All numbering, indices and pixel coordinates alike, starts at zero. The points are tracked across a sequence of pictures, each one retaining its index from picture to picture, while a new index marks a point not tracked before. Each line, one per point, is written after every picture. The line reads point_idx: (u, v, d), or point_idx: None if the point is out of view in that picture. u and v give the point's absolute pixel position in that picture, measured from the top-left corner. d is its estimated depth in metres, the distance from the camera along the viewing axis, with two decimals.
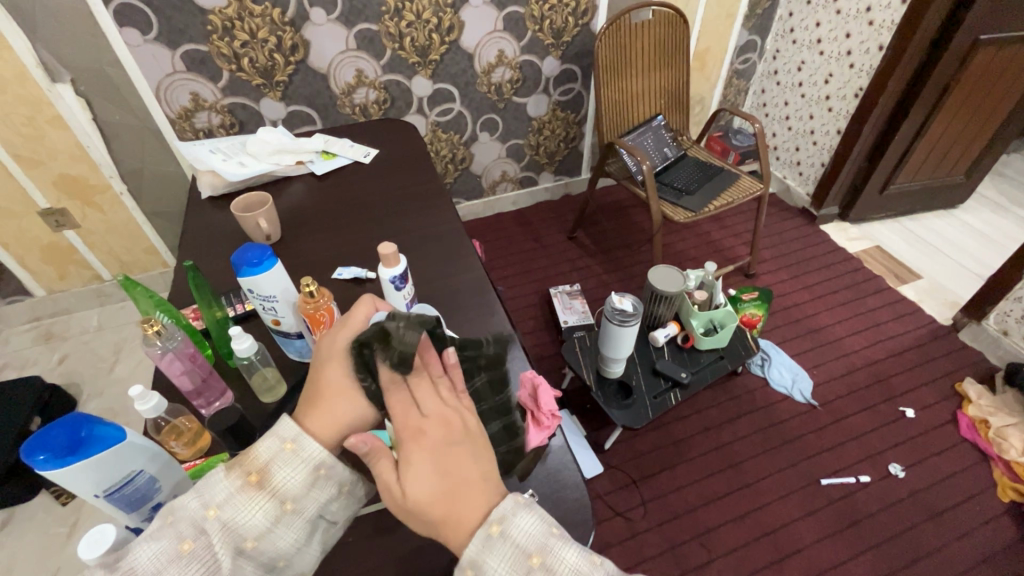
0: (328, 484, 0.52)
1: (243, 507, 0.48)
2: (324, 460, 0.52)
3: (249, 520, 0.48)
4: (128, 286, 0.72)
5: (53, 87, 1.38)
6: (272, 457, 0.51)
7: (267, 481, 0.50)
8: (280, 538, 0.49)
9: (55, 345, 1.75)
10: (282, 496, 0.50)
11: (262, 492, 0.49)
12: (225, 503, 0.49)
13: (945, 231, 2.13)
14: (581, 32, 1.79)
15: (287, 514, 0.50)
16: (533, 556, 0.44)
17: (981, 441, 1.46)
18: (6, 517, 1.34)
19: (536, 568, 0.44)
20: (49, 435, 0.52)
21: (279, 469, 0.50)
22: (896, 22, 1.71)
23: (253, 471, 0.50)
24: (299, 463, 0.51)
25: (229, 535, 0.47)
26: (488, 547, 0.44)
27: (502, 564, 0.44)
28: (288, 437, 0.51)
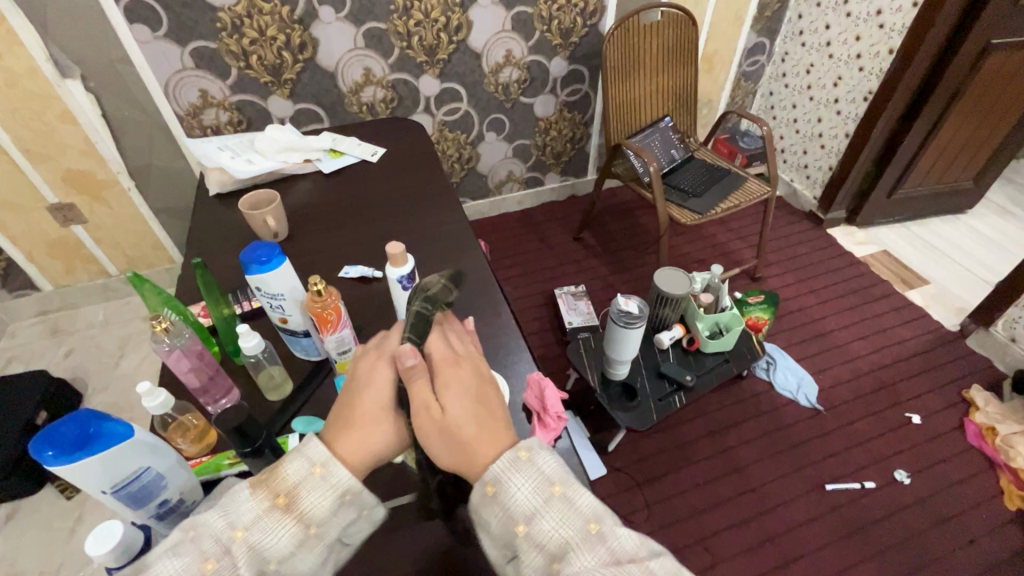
0: (352, 510, 0.51)
1: (269, 529, 0.48)
2: (350, 488, 0.51)
3: (273, 543, 0.48)
4: (137, 282, 0.72)
5: (63, 83, 1.39)
6: (301, 480, 0.50)
7: (294, 505, 0.49)
8: (301, 562, 0.49)
9: (62, 340, 1.76)
10: (307, 520, 0.49)
11: (288, 515, 0.49)
12: (251, 524, 0.48)
13: (953, 236, 2.11)
14: (589, 33, 1.78)
15: (310, 539, 0.49)
16: (555, 486, 0.48)
17: (988, 449, 1.45)
18: (12, 510, 1.35)
19: (557, 496, 0.48)
20: (58, 431, 0.52)
21: (307, 493, 0.49)
22: (907, 25, 1.70)
23: (280, 494, 0.49)
24: (327, 490, 0.50)
25: (254, 558, 0.47)
26: (514, 468, 0.49)
27: (526, 487, 0.48)
28: (317, 462, 0.50)
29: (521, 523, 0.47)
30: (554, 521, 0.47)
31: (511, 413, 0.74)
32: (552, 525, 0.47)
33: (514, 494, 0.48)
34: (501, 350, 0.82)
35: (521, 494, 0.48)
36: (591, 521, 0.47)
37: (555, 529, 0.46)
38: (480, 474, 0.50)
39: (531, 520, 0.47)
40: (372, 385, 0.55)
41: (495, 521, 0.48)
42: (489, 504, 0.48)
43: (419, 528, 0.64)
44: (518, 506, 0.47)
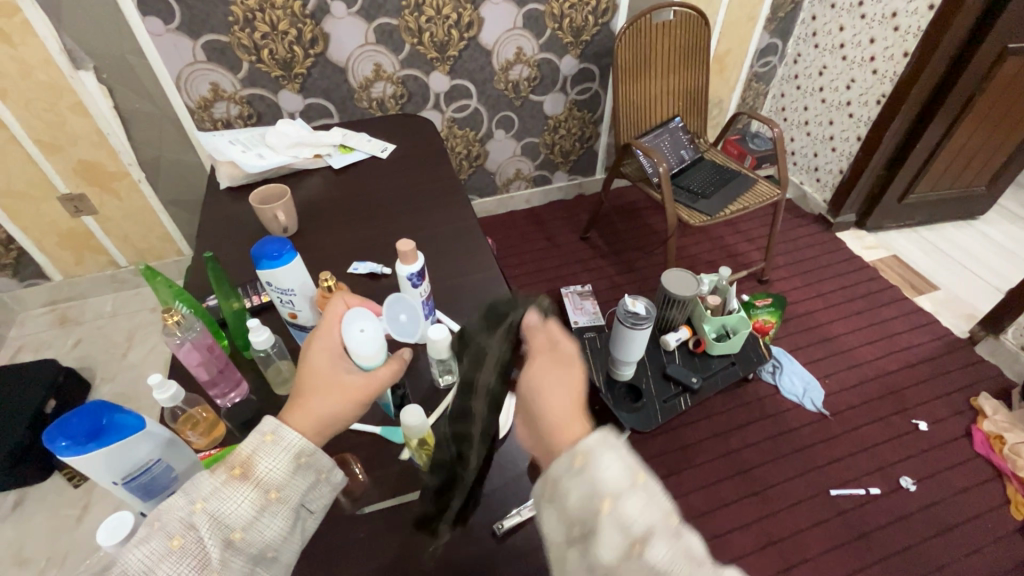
0: (309, 474, 0.52)
1: (229, 498, 0.48)
2: (304, 449, 0.51)
3: (234, 510, 0.48)
4: (149, 276, 0.73)
5: (76, 74, 1.39)
6: (254, 449, 0.50)
7: (250, 472, 0.49)
8: (267, 528, 0.49)
9: (70, 329, 1.77)
10: (266, 485, 0.49)
11: (246, 482, 0.49)
12: (211, 497, 0.48)
13: (964, 242, 2.09)
14: (601, 31, 1.78)
15: (272, 503, 0.49)
16: (639, 475, 0.43)
17: (995, 457, 1.43)
18: (19, 496, 1.36)
19: (643, 483, 0.43)
20: (69, 423, 0.52)
21: (261, 460, 0.50)
22: (922, 29, 1.68)
23: (236, 465, 0.50)
24: (280, 453, 0.50)
25: (217, 527, 0.47)
26: (605, 446, 0.44)
27: (614, 466, 0.43)
28: (267, 429, 0.51)
29: (606, 500, 0.41)
30: (642, 506, 0.41)
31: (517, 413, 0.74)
32: (640, 509, 0.41)
33: (604, 470, 0.43)
34: None
35: (609, 471, 0.43)
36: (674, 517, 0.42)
37: (642, 514, 0.41)
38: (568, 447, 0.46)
39: (618, 497, 0.41)
40: (315, 351, 0.57)
41: (576, 492, 0.43)
42: (573, 475, 0.43)
43: (424, 523, 0.64)
44: (606, 481, 0.42)
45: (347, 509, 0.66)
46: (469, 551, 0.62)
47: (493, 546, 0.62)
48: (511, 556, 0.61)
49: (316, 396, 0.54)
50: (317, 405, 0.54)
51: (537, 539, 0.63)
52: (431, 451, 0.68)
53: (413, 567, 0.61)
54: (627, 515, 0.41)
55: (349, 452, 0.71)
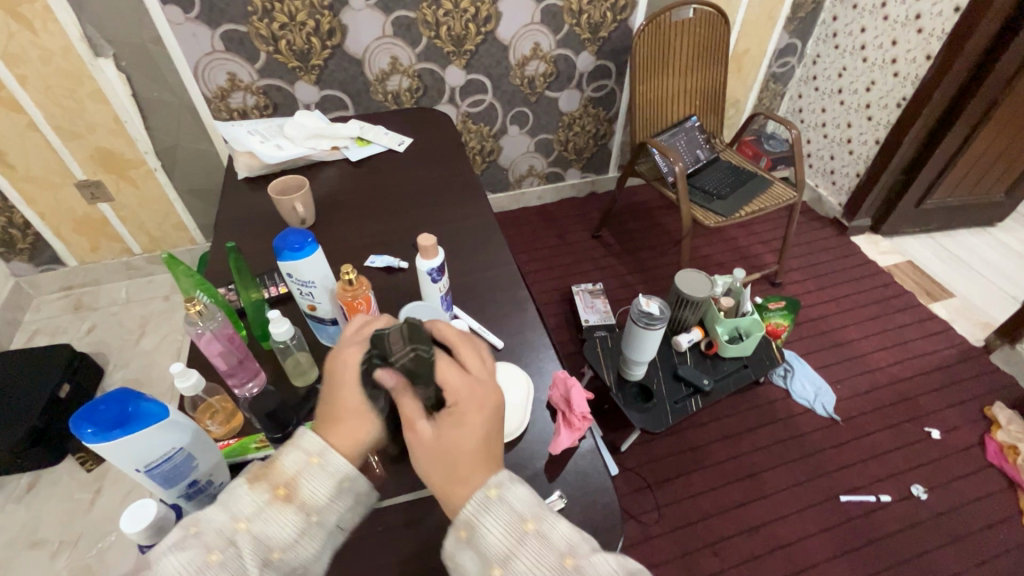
0: (352, 498, 0.52)
1: (273, 519, 0.48)
2: (349, 474, 0.52)
3: (277, 531, 0.48)
4: (171, 264, 0.74)
5: (95, 61, 1.40)
6: (299, 470, 0.51)
7: (294, 494, 0.50)
8: (304, 550, 0.49)
9: (85, 315, 1.79)
10: (308, 507, 0.50)
11: (290, 504, 0.49)
12: (254, 516, 0.48)
13: (981, 250, 2.06)
14: (619, 28, 1.76)
15: (312, 526, 0.50)
16: (527, 522, 0.47)
17: (1009, 467, 1.42)
18: (33, 479, 1.38)
19: (530, 533, 0.47)
20: (97, 409, 0.53)
21: (306, 482, 0.50)
22: (947, 31, 1.65)
23: (280, 485, 0.50)
24: (326, 476, 0.51)
25: (258, 547, 0.47)
26: (484, 509, 0.48)
27: (498, 525, 0.47)
28: (314, 452, 0.51)
29: (496, 565, 0.46)
30: (529, 559, 0.46)
31: (535, 410, 0.74)
32: (529, 564, 0.45)
33: (486, 536, 0.47)
34: (526, 346, 0.82)
35: (493, 535, 0.47)
36: (567, 555, 0.46)
37: (531, 567, 0.45)
38: (453, 516, 0.49)
39: (505, 562, 0.46)
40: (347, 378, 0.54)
41: (471, 565, 0.47)
42: (463, 548, 0.47)
43: (443, 520, 0.65)
44: (493, 547, 0.46)
45: None
46: None
47: None
48: None
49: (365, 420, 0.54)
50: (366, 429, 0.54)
51: None
52: None
53: (430, 563, 0.61)
54: (518, 574, 0.45)
55: None
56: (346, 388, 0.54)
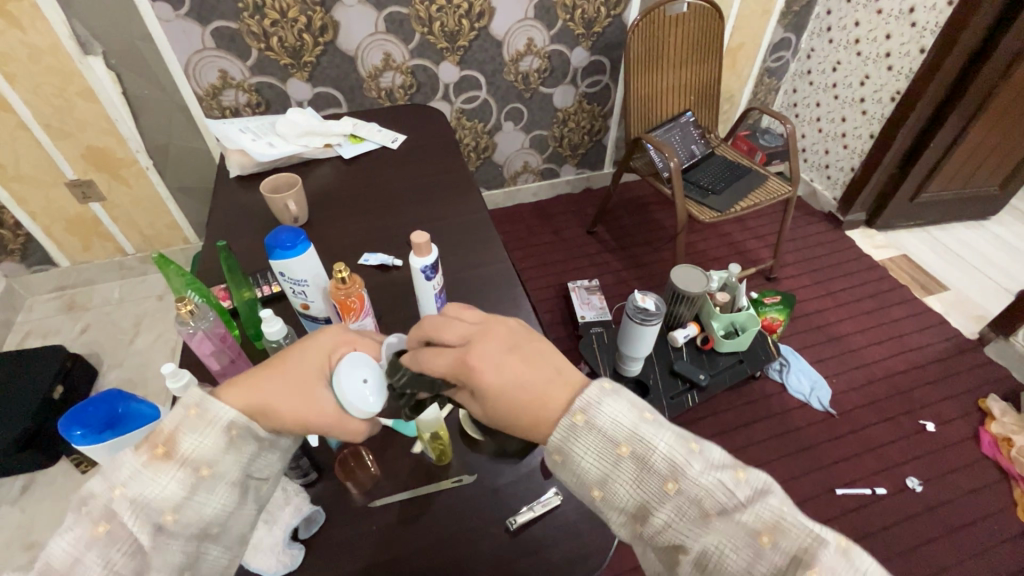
0: (248, 443, 0.49)
1: (152, 480, 0.45)
2: (235, 422, 0.48)
3: (160, 491, 0.44)
4: (162, 264, 0.73)
5: (84, 59, 1.38)
6: (178, 425, 0.47)
7: (175, 450, 0.46)
8: (204, 504, 0.46)
9: (78, 315, 1.78)
10: (195, 462, 0.46)
11: (171, 461, 0.46)
12: (131, 480, 0.44)
13: (976, 243, 2.07)
14: (612, 23, 1.75)
15: (205, 479, 0.46)
16: (622, 446, 0.44)
17: (1003, 460, 1.43)
18: (27, 481, 1.37)
19: (625, 457, 0.43)
20: (84, 412, 0.53)
21: (186, 436, 0.47)
22: (940, 25, 1.65)
23: (158, 443, 0.46)
24: (207, 428, 0.47)
25: (143, 512, 0.44)
26: (573, 436, 0.45)
27: (590, 451, 0.44)
28: (192, 403, 0.48)
29: (595, 488, 0.45)
30: (627, 483, 0.43)
31: None
32: (626, 487, 0.43)
33: (580, 462, 0.45)
34: None
35: (587, 462, 0.44)
36: (669, 478, 0.42)
37: (630, 491, 0.43)
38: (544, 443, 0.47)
39: (604, 485, 0.44)
40: (303, 347, 0.54)
41: (570, 483, 0.46)
42: (560, 470, 0.46)
43: (436, 516, 0.65)
44: (588, 474, 0.45)
45: (359, 501, 0.66)
46: (485, 545, 0.62)
47: (507, 541, 0.62)
48: (524, 553, 0.61)
49: (268, 382, 0.51)
50: (263, 388, 0.51)
51: (550, 533, 0.63)
52: (443, 445, 0.67)
53: (426, 562, 0.61)
54: (617, 498, 0.44)
55: (362, 443, 0.71)
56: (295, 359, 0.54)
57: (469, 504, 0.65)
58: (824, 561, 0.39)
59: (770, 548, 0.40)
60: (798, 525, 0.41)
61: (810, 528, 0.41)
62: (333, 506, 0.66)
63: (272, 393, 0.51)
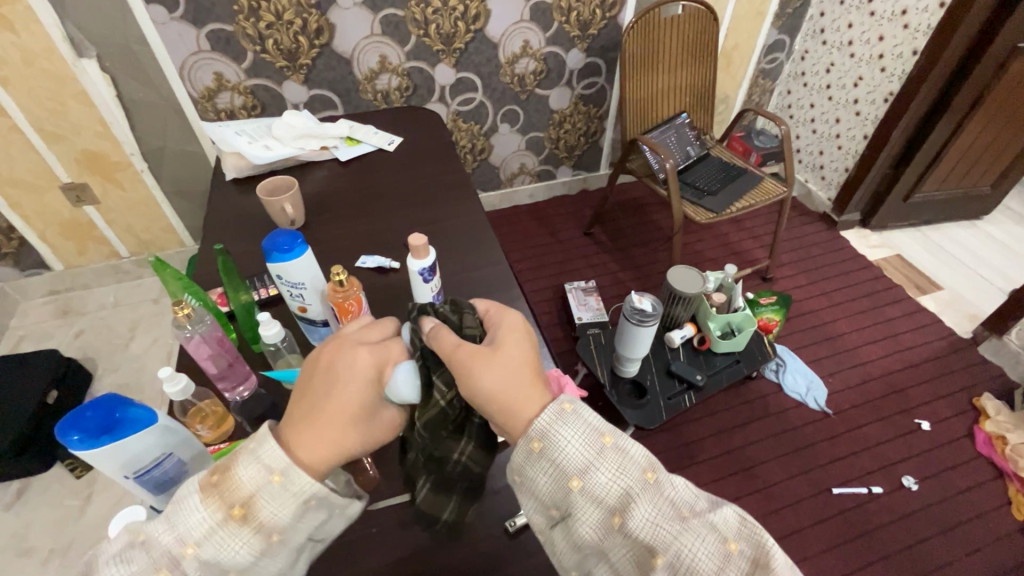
0: (321, 511, 0.48)
1: (224, 543, 0.44)
2: (314, 494, 0.46)
3: (229, 556, 0.44)
4: (158, 268, 0.73)
5: (78, 62, 1.38)
6: (257, 489, 0.45)
7: (252, 516, 0.45)
8: (264, 565, 0.46)
9: (72, 320, 1.77)
10: (268, 530, 0.45)
11: (246, 527, 0.45)
12: (204, 539, 0.44)
13: (968, 242, 2.09)
14: (608, 25, 1.76)
15: (273, 547, 0.46)
16: (605, 436, 0.45)
17: (997, 457, 1.44)
18: (22, 486, 1.36)
19: (608, 447, 0.45)
20: (81, 417, 0.52)
21: (265, 503, 0.45)
22: (932, 27, 1.67)
23: (236, 504, 0.45)
24: (287, 498, 0.45)
25: (209, 569, 0.44)
26: (560, 421, 0.45)
27: (576, 439, 0.45)
28: (276, 469, 0.45)
29: (575, 479, 0.44)
30: (610, 472, 0.44)
31: None
32: (609, 476, 0.44)
33: (563, 449, 0.44)
34: None
35: (572, 449, 0.44)
36: (647, 470, 0.45)
37: (613, 479, 0.43)
38: (521, 432, 0.47)
39: (586, 474, 0.44)
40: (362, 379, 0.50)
41: (546, 477, 0.45)
42: (536, 462, 0.45)
43: (435, 519, 0.64)
44: (571, 461, 0.44)
45: None
46: (486, 546, 0.62)
47: (506, 544, 0.62)
48: (523, 554, 0.62)
49: (344, 423, 0.49)
50: (347, 438, 0.49)
51: None
52: None
53: (426, 564, 0.61)
54: (598, 488, 0.43)
55: None
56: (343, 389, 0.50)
57: (467, 507, 0.65)
58: (779, 563, 0.43)
59: (735, 553, 0.44)
60: (751, 530, 0.46)
61: (763, 535, 0.45)
62: None
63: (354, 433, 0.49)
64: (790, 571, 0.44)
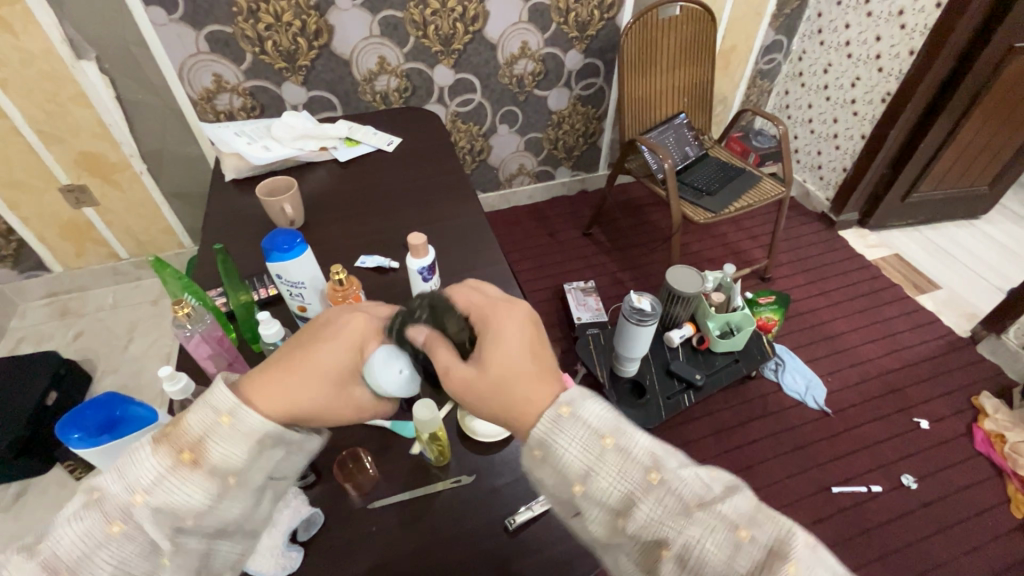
0: (275, 449, 0.48)
1: (177, 488, 0.44)
2: (269, 432, 0.47)
3: (183, 500, 0.44)
4: (158, 268, 0.73)
5: (78, 64, 1.38)
6: (206, 431, 0.45)
7: (202, 458, 0.45)
8: (226, 511, 0.46)
9: (71, 321, 1.77)
10: (222, 472, 0.45)
11: (198, 469, 0.45)
12: (155, 485, 0.44)
13: (966, 242, 2.09)
14: (606, 26, 1.76)
15: (231, 488, 0.46)
16: (606, 438, 0.45)
17: (996, 456, 1.44)
18: (21, 488, 1.36)
19: (609, 449, 0.44)
20: (81, 416, 0.53)
21: (215, 445, 0.45)
22: (929, 27, 1.67)
23: (184, 448, 0.45)
24: (239, 437, 0.46)
25: (165, 517, 0.44)
26: (557, 427, 0.45)
27: (574, 444, 0.45)
28: (224, 410, 0.46)
29: (578, 484, 0.44)
30: (611, 475, 0.43)
31: None
32: (610, 481, 0.43)
33: (563, 455, 0.44)
34: None
35: (571, 455, 0.44)
36: (651, 469, 0.44)
37: (613, 484, 0.43)
38: (524, 437, 0.47)
39: (586, 479, 0.44)
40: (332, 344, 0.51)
41: (552, 480, 0.46)
42: (542, 467, 0.46)
43: (435, 516, 0.65)
44: (571, 467, 0.44)
45: (357, 502, 0.66)
46: (485, 543, 0.62)
47: (506, 541, 0.63)
48: (522, 551, 0.62)
49: (302, 380, 0.49)
50: (298, 393, 0.48)
51: (549, 532, 0.63)
52: (442, 446, 0.67)
53: (425, 562, 0.61)
54: (599, 493, 0.43)
55: (361, 445, 0.71)
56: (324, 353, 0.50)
57: (468, 505, 0.66)
58: (799, 550, 0.40)
59: (749, 541, 0.41)
60: (772, 521, 0.42)
61: (782, 523, 0.42)
62: (331, 507, 0.66)
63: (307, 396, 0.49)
64: (815, 558, 0.40)
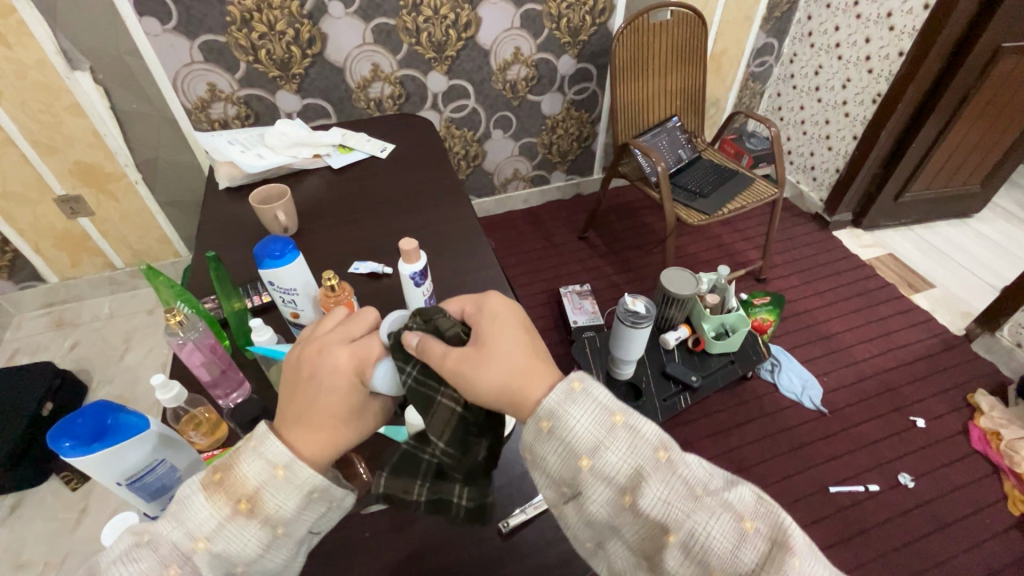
0: (320, 505, 0.50)
1: (233, 536, 0.46)
2: (318, 485, 0.49)
3: (239, 548, 0.46)
4: (151, 276, 0.73)
5: (72, 74, 1.38)
6: (263, 483, 0.47)
7: (258, 508, 0.47)
8: (270, 560, 0.48)
9: (67, 331, 1.76)
10: (273, 522, 0.47)
11: (252, 519, 0.46)
12: (214, 534, 0.46)
13: (959, 240, 2.10)
14: (598, 32, 1.78)
15: (278, 539, 0.48)
16: (617, 415, 0.45)
17: (992, 453, 1.44)
18: (16, 500, 1.35)
19: (620, 426, 0.45)
20: (74, 423, 0.53)
21: (270, 496, 0.47)
22: (917, 28, 1.69)
23: (242, 498, 0.47)
24: (292, 491, 0.47)
25: (219, 564, 0.46)
26: (569, 400, 0.46)
27: (586, 417, 0.45)
28: (280, 463, 0.47)
29: (585, 457, 0.44)
30: (621, 452, 0.44)
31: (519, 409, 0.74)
32: (619, 455, 0.44)
33: (573, 428, 0.45)
34: None
35: (581, 428, 0.45)
36: (661, 449, 0.44)
37: (622, 459, 0.44)
38: (529, 412, 0.47)
39: (595, 453, 0.44)
40: (337, 379, 0.50)
41: (555, 453, 0.45)
42: (546, 440, 0.46)
43: (431, 521, 0.65)
44: (580, 439, 0.44)
45: (351, 508, 0.66)
46: (480, 548, 0.62)
47: (500, 545, 0.63)
48: (517, 555, 0.62)
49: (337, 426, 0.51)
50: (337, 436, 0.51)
51: (543, 535, 0.63)
52: None
53: (421, 567, 0.61)
54: (608, 467, 0.44)
55: (353, 451, 0.70)
56: (322, 393, 0.50)
57: None
58: (799, 544, 0.43)
59: (752, 532, 0.43)
60: (775, 512, 0.45)
61: (782, 514, 0.45)
62: None
63: (343, 430, 0.51)
64: (811, 554, 0.43)
